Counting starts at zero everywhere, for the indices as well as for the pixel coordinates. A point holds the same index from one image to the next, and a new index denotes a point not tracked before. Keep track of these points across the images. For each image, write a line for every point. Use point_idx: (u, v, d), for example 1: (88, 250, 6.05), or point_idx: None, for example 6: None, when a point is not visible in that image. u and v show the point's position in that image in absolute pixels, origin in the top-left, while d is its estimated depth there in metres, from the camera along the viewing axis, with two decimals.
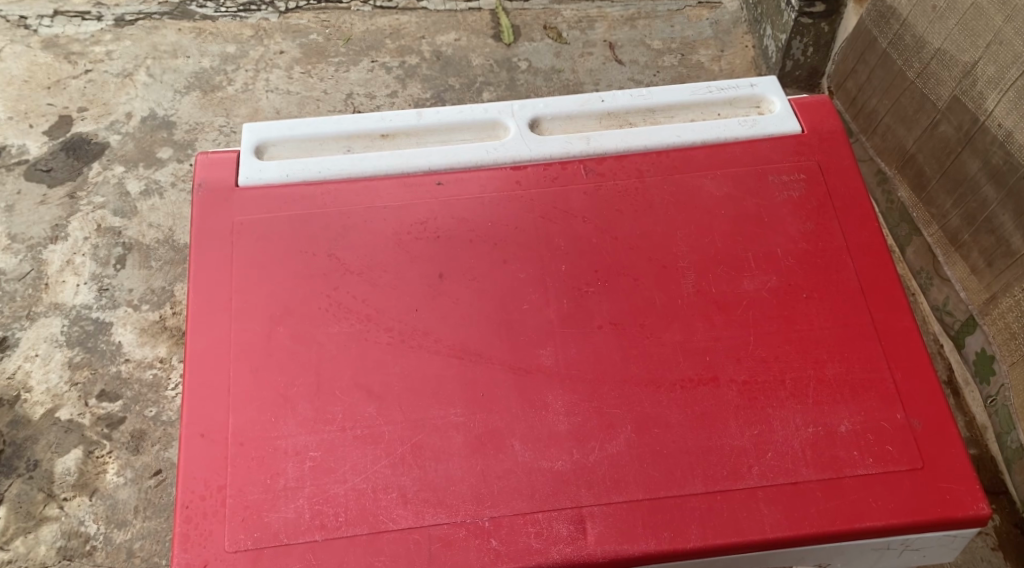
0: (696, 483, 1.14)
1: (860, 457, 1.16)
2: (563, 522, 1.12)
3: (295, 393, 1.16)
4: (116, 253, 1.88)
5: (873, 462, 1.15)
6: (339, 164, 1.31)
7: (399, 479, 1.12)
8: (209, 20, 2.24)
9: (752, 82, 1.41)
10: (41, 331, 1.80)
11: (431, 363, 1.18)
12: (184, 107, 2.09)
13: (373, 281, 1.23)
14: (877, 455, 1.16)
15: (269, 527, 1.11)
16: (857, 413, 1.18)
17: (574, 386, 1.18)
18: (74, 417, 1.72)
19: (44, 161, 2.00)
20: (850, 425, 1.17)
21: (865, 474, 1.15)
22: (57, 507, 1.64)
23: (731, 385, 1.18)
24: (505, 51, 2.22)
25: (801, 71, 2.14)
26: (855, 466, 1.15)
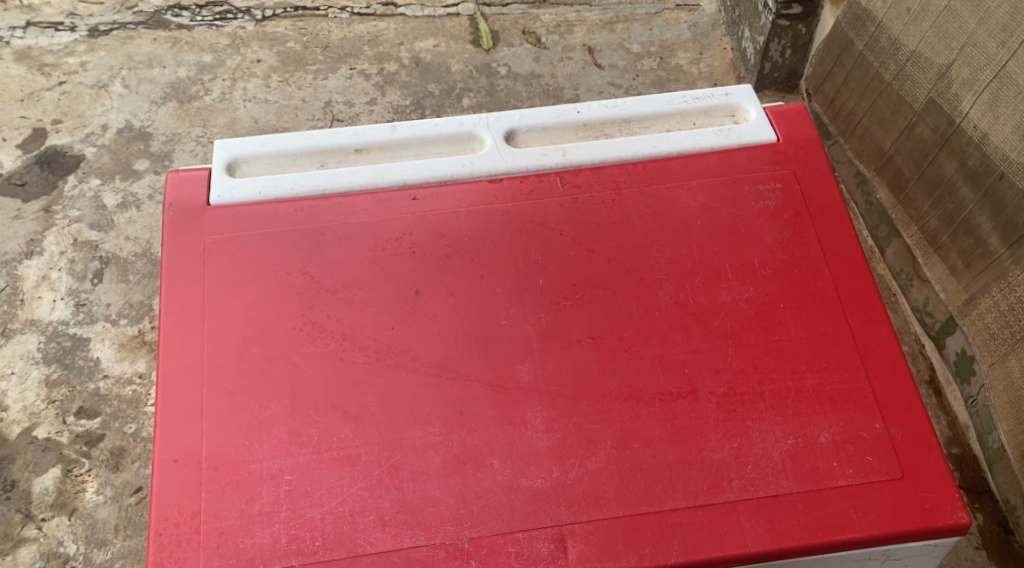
0: (676, 498, 1.13)
1: (841, 468, 1.15)
2: (544, 541, 1.10)
3: (270, 415, 1.15)
4: (93, 267, 1.86)
5: (853, 473, 1.15)
6: (312, 180, 1.30)
7: (377, 502, 1.11)
8: (184, 29, 2.21)
9: (727, 91, 1.41)
10: (17, 349, 1.78)
11: (408, 382, 1.16)
12: (161, 118, 2.06)
13: (348, 299, 1.21)
14: (856, 465, 1.15)
15: (245, 554, 1.09)
16: (837, 423, 1.17)
17: (553, 402, 1.16)
18: (52, 436, 1.69)
19: (18, 175, 1.97)
20: (830, 435, 1.17)
21: (845, 486, 1.14)
22: (35, 528, 1.62)
23: (710, 398, 1.17)
24: (484, 56, 2.21)
25: (780, 73, 2.13)
26: (835, 477, 1.15)
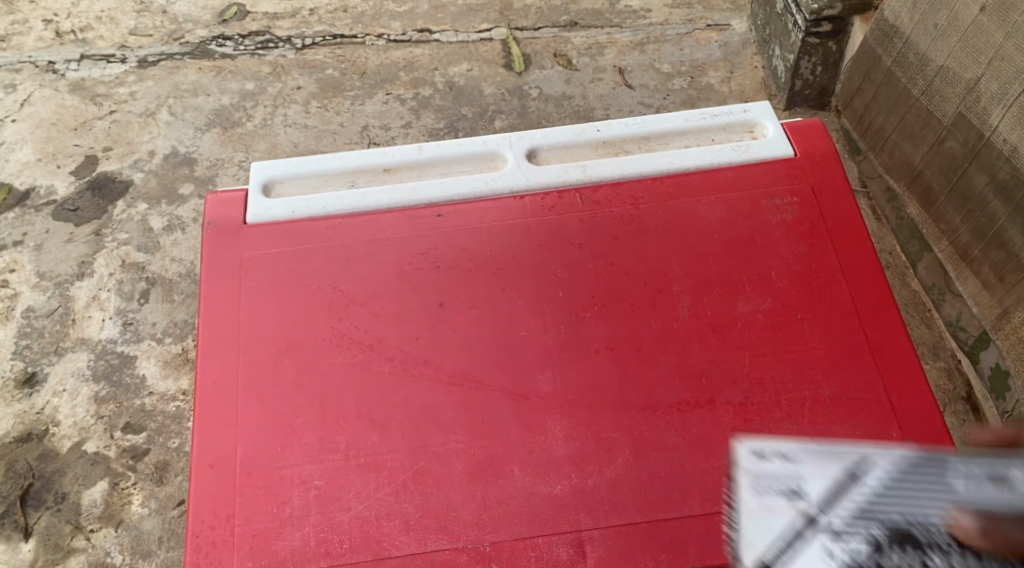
0: (694, 505, 1.15)
1: None
2: (563, 546, 1.13)
3: (300, 423, 1.20)
4: (140, 287, 1.94)
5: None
6: (342, 200, 1.35)
7: (401, 506, 1.15)
8: (228, 58, 2.30)
9: (745, 107, 1.43)
10: (68, 366, 1.85)
11: (432, 391, 1.21)
12: (205, 144, 2.15)
13: (375, 312, 1.26)
14: None
15: (276, 555, 1.13)
16: (853, 432, 1.19)
17: (571, 411, 1.20)
18: (100, 450, 1.76)
19: (71, 201, 2.06)
20: None
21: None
22: (84, 538, 1.69)
23: (727, 408, 1.20)
24: (516, 79, 2.26)
25: (810, 90, 2.14)
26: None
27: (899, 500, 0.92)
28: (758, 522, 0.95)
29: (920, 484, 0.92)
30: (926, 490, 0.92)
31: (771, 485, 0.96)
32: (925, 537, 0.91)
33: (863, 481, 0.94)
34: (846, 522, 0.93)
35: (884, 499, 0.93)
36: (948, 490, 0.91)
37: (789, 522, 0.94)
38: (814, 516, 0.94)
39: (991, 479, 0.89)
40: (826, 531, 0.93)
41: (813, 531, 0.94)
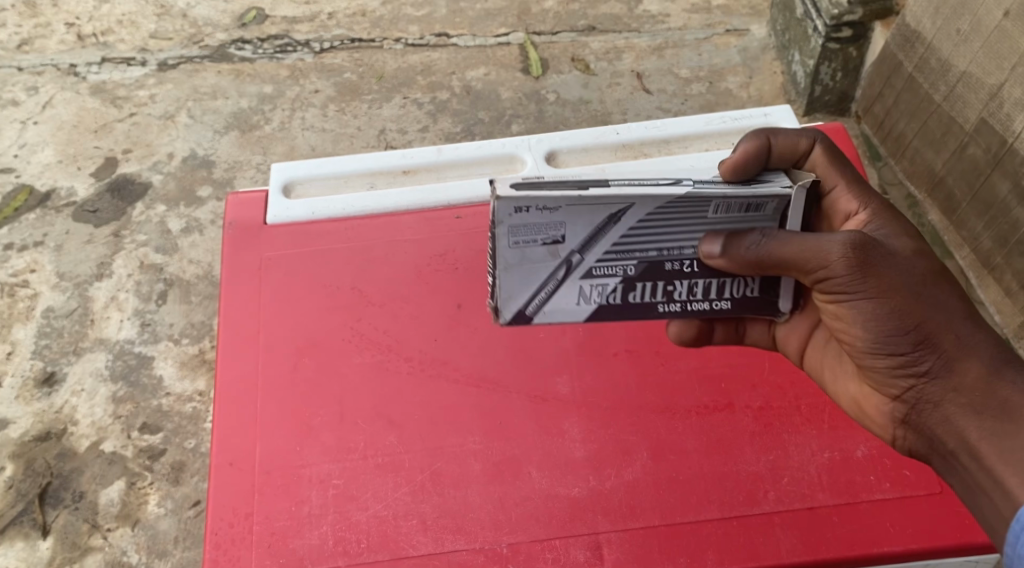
0: (712, 509, 1.15)
1: (877, 482, 1.16)
2: (581, 548, 1.13)
3: (318, 422, 1.20)
4: (158, 288, 1.95)
5: (890, 487, 1.16)
6: (362, 201, 1.36)
7: (419, 506, 1.15)
8: (247, 61, 2.31)
9: (766, 111, 1.43)
10: (86, 366, 1.86)
11: (450, 392, 1.21)
12: (224, 147, 2.16)
13: (394, 312, 1.27)
14: (894, 479, 1.16)
15: (294, 554, 1.13)
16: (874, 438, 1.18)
17: (589, 413, 1.20)
18: (118, 449, 1.77)
19: (91, 202, 2.08)
20: (867, 450, 1.18)
21: (882, 499, 1.15)
22: (100, 537, 1.69)
23: (746, 412, 1.20)
24: (534, 83, 2.27)
25: (830, 96, 2.13)
26: (872, 491, 1.15)
27: (655, 236, 1.02)
28: (517, 276, 1.01)
29: (678, 210, 1.00)
30: (683, 217, 1.01)
31: (527, 235, 0.99)
32: (675, 264, 1.04)
33: (620, 223, 1.00)
34: (602, 265, 1.02)
35: (640, 238, 1.01)
36: (702, 217, 1.01)
37: (548, 269, 1.02)
38: (568, 258, 1.01)
39: (744, 208, 1.02)
40: (580, 271, 1.02)
41: (569, 279, 1.03)
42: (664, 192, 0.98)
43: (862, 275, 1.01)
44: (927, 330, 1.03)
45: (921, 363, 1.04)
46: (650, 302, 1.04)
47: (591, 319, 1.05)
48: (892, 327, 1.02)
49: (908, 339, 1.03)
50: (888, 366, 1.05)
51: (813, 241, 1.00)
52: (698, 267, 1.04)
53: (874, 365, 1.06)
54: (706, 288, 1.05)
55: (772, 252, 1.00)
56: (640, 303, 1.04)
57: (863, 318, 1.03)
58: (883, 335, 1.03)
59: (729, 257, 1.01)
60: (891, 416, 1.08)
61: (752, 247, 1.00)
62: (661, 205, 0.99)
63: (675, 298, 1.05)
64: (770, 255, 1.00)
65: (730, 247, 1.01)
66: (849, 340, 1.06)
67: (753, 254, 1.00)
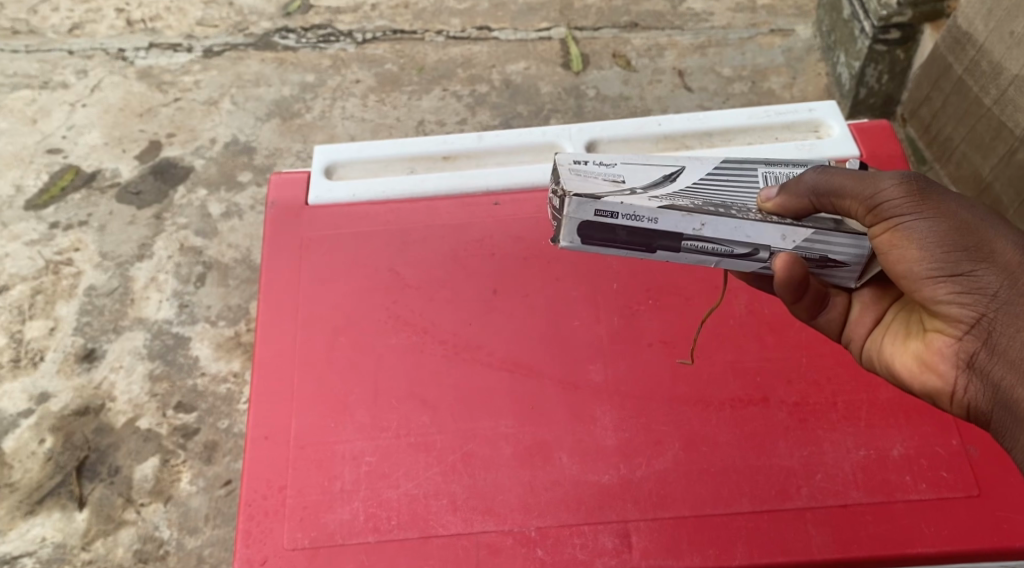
0: (743, 502, 1.14)
1: (913, 482, 1.15)
2: (609, 535, 1.13)
3: (353, 400, 1.21)
4: (197, 271, 1.98)
5: (926, 488, 1.14)
6: (402, 185, 1.37)
7: (449, 486, 1.16)
8: (291, 50, 2.34)
9: (811, 106, 1.42)
10: (125, 344, 1.90)
11: (484, 376, 1.21)
12: (265, 134, 2.19)
13: (430, 295, 1.28)
14: (930, 480, 1.15)
15: (325, 528, 1.15)
16: (911, 437, 1.17)
17: (621, 402, 1.20)
18: (153, 427, 1.80)
19: (135, 184, 2.11)
20: (903, 449, 1.17)
21: (918, 500, 1.14)
22: (134, 511, 1.72)
23: (781, 407, 1.19)
24: (574, 78, 2.27)
25: (876, 99, 2.11)
26: (907, 491, 1.14)
27: (717, 192, 1.06)
28: (582, 177, 1.00)
29: (732, 174, 1.10)
30: (740, 182, 1.10)
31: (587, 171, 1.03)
32: (743, 208, 1.04)
33: (676, 181, 1.06)
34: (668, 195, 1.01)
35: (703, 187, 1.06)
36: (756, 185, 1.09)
37: (614, 185, 1.01)
38: (632, 187, 1.01)
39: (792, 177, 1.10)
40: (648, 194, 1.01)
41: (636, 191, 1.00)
42: (710, 158, 1.10)
43: (919, 196, 1.02)
44: (991, 250, 1.02)
45: (987, 288, 1.02)
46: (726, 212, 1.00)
47: (663, 208, 0.97)
48: (954, 249, 1.01)
49: (970, 258, 1.02)
50: (951, 291, 1.03)
51: (868, 174, 1.04)
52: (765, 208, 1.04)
53: (938, 294, 1.03)
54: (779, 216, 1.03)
55: (829, 182, 1.04)
56: (717, 206, 0.99)
57: (925, 241, 1.02)
58: (948, 259, 1.02)
59: (786, 193, 1.04)
60: (956, 359, 1.06)
61: (807, 177, 1.04)
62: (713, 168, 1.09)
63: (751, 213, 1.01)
64: (828, 183, 1.04)
65: (787, 185, 1.04)
66: (908, 277, 1.04)
67: (810, 182, 1.04)
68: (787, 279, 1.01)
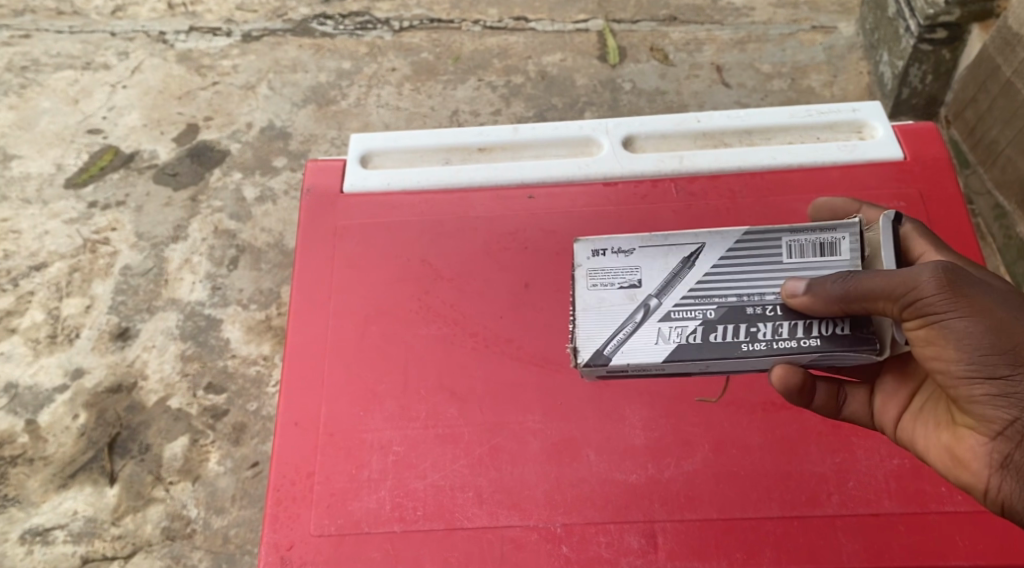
0: (773, 507, 1.13)
1: (950, 493, 1.13)
2: (635, 535, 1.13)
3: (382, 389, 1.21)
4: (230, 254, 1.99)
5: (963, 499, 1.12)
6: (436, 176, 1.37)
7: (476, 479, 1.16)
8: (328, 37, 2.34)
9: (855, 107, 1.39)
10: (159, 324, 1.92)
11: (514, 370, 1.21)
12: (301, 119, 2.20)
13: (462, 287, 1.27)
14: (968, 492, 1.12)
15: (351, 516, 1.15)
16: None
17: (652, 400, 1.18)
18: (184, 406, 1.82)
19: (172, 166, 2.13)
20: None
21: (953, 512, 1.12)
22: (163, 489, 1.74)
23: (815, 411, 1.17)
24: (610, 71, 2.25)
25: (919, 99, 2.08)
26: (943, 502, 1.12)
27: (733, 282, 1.09)
28: (595, 317, 1.09)
29: (753, 253, 1.10)
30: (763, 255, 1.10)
31: (604, 277, 1.10)
32: (756, 308, 1.08)
33: (695, 266, 1.10)
34: (677, 308, 1.09)
35: (719, 281, 1.10)
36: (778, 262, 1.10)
37: (626, 311, 1.09)
38: (645, 302, 1.09)
39: (816, 248, 1.09)
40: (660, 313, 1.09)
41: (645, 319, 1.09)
42: (733, 234, 1.12)
43: (955, 294, 0.99)
44: None
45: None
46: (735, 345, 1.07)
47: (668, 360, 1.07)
48: (993, 353, 0.99)
49: (1010, 361, 0.99)
50: (988, 393, 1.00)
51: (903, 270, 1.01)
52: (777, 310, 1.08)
53: (974, 393, 1.01)
54: (789, 328, 1.07)
55: (860, 282, 1.02)
56: (721, 344, 1.07)
57: (962, 344, 0.99)
58: (985, 360, 0.99)
59: (813, 295, 1.04)
60: (990, 458, 1.02)
61: (834, 282, 1.03)
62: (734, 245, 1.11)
63: (758, 340, 1.07)
64: (857, 288, 1.02)
65: (815, 284, 1.05)
66: (943, 370, 1.01)
67: (838, 289, 1.03)
68: (784, 389, 1.07)
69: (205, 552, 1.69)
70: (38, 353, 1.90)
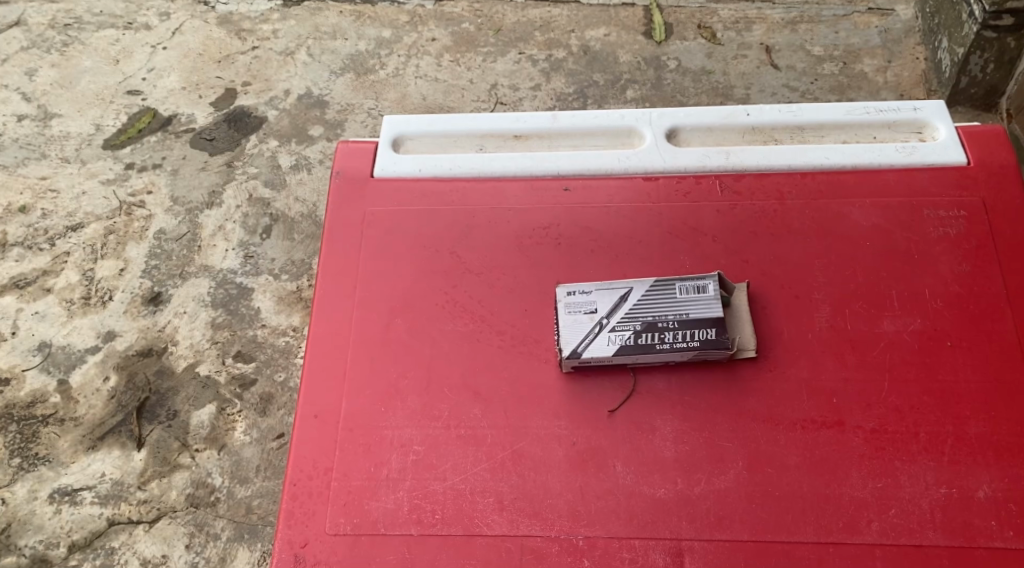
0: (808, 531, 1.08)
1: (998, 527, 1.08)
2: (660, 551, 1.09)
3: (406, 386, 1.18)
4: (263, 223, 1.96)
5: (1012, 536, 1.07)
6: (470, 163, 1.31)
7: (497, 485, 1.12)
8: (368, 3, 2.28)
9: (915, 105, 1.32)
10: (190, 291, 1.90)
11: (542, 373, 1.17)
12: (338, 88, 2.15)
13: (491, 283, 1.23)
14: (1017, 528, 1.08)
15: (368, 515, 1.12)
16: (1000, 479, 1.09)
17: (684, 412, 1.14)
18: (212, 374, 1.80)
19: (208, 131, 2.10)
20: (990, 491, 1.09)
21: (1002, 548, 1.07)
22: (189, 456, 1.73)
23: (857, 433, 1.12)
24: (655, 48, 2.18)
25: (977, 89, 1.98)
26: (991, 537, 1.07)
27: (658, 312, 1.15)
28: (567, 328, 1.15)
29: (667, 299, 1.16)
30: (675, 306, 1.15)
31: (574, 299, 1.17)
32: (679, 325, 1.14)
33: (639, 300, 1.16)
34: (619, 323, 1.15)
35: (648, 304, 1.15)
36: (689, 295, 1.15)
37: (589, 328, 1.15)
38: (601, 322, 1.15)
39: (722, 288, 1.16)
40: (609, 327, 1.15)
41: (599, 333, 1.15)
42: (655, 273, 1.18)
43: None
44: None
45: None
46: (661, 352, 1.13)
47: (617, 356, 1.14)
48: None
49: None
50: None
51: None
52: (682, 321, 1.14)
53: None
54: (688, 335, 1.13)
55: None
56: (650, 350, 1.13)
57: None
58: None
59: None
60: None
61: None
62: (657, 280, 1.17)
63: (664, 341, 1.13)
64: None
65: None
66: None
67: None
68: None
69: (227, 521, 1.68)
70: (71, 314, 1.89)
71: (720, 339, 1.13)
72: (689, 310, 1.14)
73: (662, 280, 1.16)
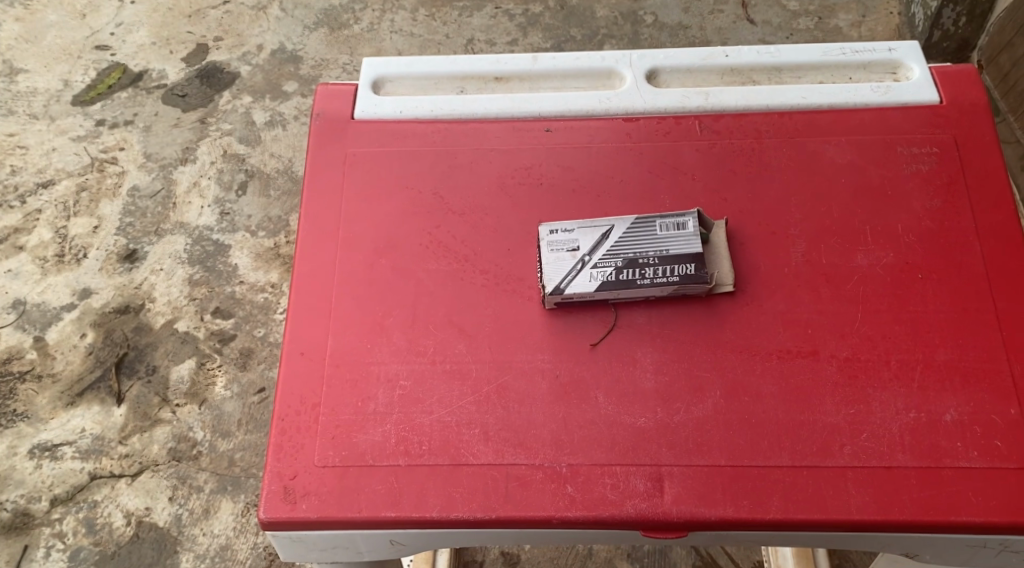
0: (783, 456, 1.12)
1: (964, 448, 1.12)
2: (641, 478, 1.12)
3: (391, 323, 1.19)
4: (239, 179, 1.97)
5: (977, 456, 1.11)
6: (451, 105, 1.32)
7: (482, 417, 1.15)
8: None
9: (891, 46, 1.34)
10: (166, 248, 1.91)
11: (525, 308, 1.19)
12: (312, 43, 2.15)
13: (474, 223, 1.24)
14: (982, 448, 1.11)
15: (356, 448, 1.14)
16: (966, 403, 1.13)
17: (664, 344, 1.16)
18: (191, 330, 1.82)
19: (180, 87, 2.11)
20: (957, 414, 1.13)
21: (967, 467, 1.11)
22: (169, 411, 1.75)
23: (831, 361, 1.15)
24: (631, 4, 2.18)
25: (950, 43, 2.00)
26: (957, 457, 1.11)
27: (638, 249, 1.17)
28: (550, 266, 1.17)
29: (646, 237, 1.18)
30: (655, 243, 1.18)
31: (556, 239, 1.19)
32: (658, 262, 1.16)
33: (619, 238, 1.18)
34: (601, 260, 1.17)
35: (629, 241, 1.18)
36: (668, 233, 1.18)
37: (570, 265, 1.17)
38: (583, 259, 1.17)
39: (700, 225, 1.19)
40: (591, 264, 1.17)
41: (581, 269, 1.17)
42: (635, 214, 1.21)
43: None
44: None
45: None
46: (642, 288, 1.16)
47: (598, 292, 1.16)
48: None
49: None
50: None
51: None
52: (662, 257, 1.17)
53: None
54: (668, 270, 1.16)
55: None
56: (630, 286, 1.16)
57: None
58: None
59: None
60: None
61: None
62: (637, 217, 1.19)
63: (645, 276, 1.16)
64: None
65: None
66: None
67: None
68: None
69: (210, 474, 1.69)
70: (46, 271, 1.90)
71: (699, 274, 1.16)
72: (668, 246, 1.17)
73: (642, 218, 1.19)
